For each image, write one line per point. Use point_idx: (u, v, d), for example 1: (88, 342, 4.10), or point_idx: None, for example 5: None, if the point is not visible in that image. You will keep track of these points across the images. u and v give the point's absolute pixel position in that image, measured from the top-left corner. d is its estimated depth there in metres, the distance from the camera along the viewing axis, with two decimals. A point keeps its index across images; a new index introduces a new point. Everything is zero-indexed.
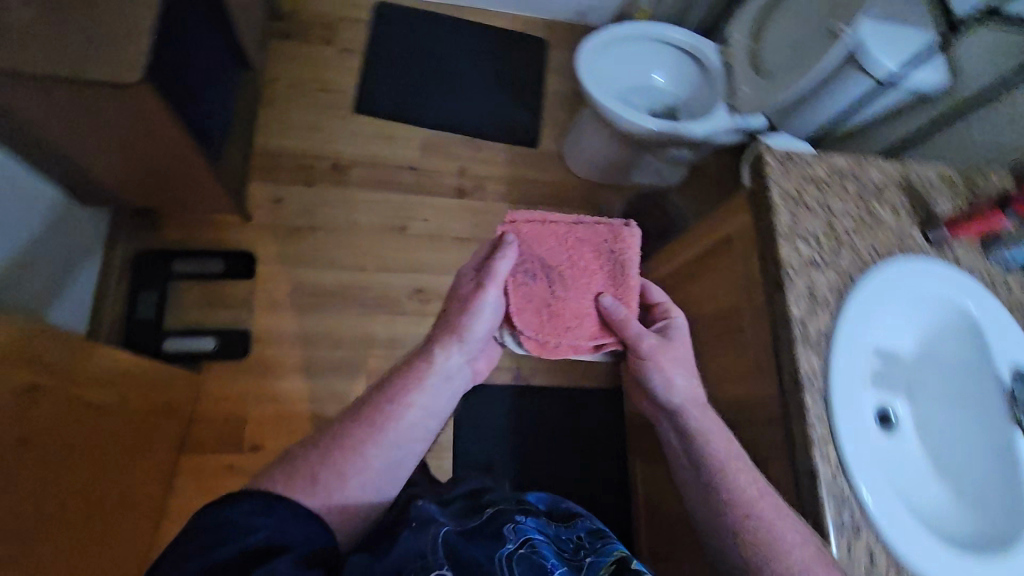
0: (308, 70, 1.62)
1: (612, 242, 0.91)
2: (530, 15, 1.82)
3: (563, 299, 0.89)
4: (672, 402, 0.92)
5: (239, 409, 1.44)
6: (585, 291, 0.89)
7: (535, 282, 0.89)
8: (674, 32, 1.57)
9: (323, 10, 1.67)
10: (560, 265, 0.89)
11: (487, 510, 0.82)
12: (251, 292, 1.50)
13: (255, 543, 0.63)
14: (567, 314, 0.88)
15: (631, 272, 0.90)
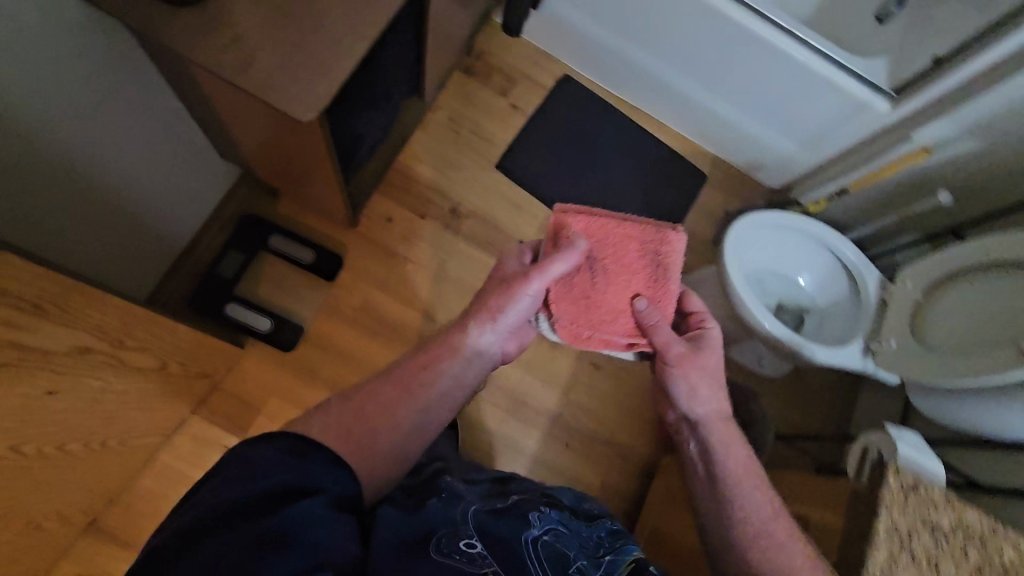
0: (473, 113, 1.64)
1: (657, 248, 0.91)
2: (700, 141, 1.77)
3: (601, 294, 0.89)
4: (694, 412, 0.91)
5: (261, 399, 1.39)
6: (625, 290, 0.90)
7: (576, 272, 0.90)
8: (844, 244, 1.36)
9: (513, 62, 1.69)
10: (605, 259, 0.90)
11: (513, 497, 0.98)
12: (325, 293, 1.46)
13: (280, 483, 0.68)
14: (605, 306, 0.89)
15: (674, 277, 0.91)
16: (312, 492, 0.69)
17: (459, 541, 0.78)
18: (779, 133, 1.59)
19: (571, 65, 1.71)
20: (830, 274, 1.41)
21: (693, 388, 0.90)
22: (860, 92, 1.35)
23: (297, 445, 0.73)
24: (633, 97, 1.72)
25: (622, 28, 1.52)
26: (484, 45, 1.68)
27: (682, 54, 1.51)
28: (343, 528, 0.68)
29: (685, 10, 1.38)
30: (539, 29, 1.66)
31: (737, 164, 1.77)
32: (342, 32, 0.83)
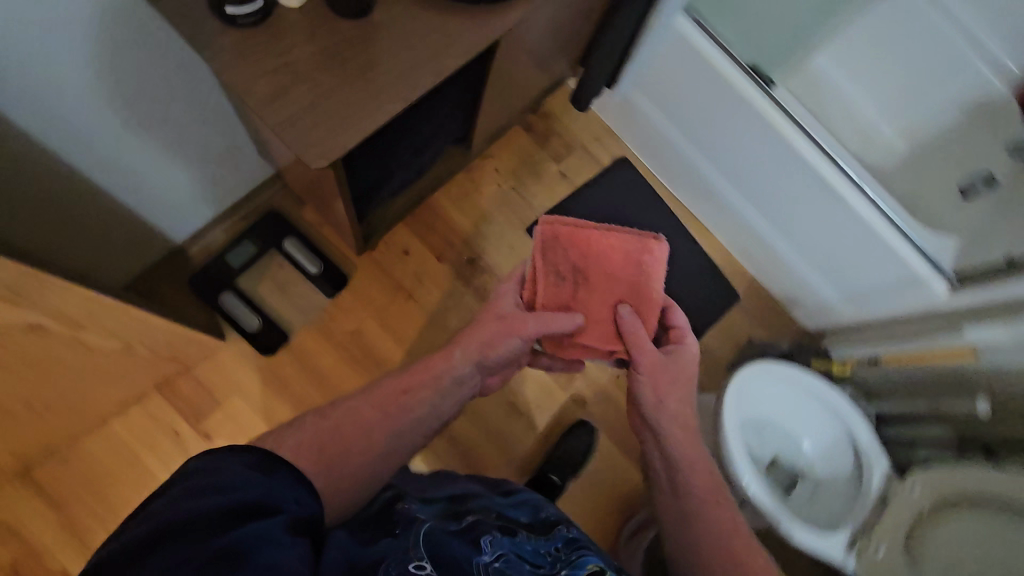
0: (521, 169, 1.61)
1: (637, 259, 0.95)
2: (742, 261, 1.68)
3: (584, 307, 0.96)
4: (657, 422, 0.95)
5: (224, 396, 1.36)
6: (606, 299, 0.95)
7: (561, 283, 0.96)
8: (861, 425, 1.25)
9: (576, 131, 1.66)
10: (590, 271, 0.95)
11: (466, 518, 0.80)
12: (320, 308, 1.44)
13: (244, 498, 0.58)
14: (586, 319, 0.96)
15: (652, 288, 0.95)
16: (271, 513, 0.59)
17: (406, 562, 0.63)
18: (823, 279, 1.50)
19: (633, 148, 1.67)
20: (833, 447, 1.31)
21: (660, 398, 0.95)
22: (918, 266, 1.25)
23: (263, 461, 0.65)
24: (685, 197, 1.66)
25: (688, 131, 1.47)
26: (553, 107, 1.66)
27: (742, 173, 1.45)
28: (302, 551, 0.57)
29: (755, 134, 1.33)
30: (609, 106, 1.62)
31: (774, 293, 1.68)
32: (383, 89, 0.81)
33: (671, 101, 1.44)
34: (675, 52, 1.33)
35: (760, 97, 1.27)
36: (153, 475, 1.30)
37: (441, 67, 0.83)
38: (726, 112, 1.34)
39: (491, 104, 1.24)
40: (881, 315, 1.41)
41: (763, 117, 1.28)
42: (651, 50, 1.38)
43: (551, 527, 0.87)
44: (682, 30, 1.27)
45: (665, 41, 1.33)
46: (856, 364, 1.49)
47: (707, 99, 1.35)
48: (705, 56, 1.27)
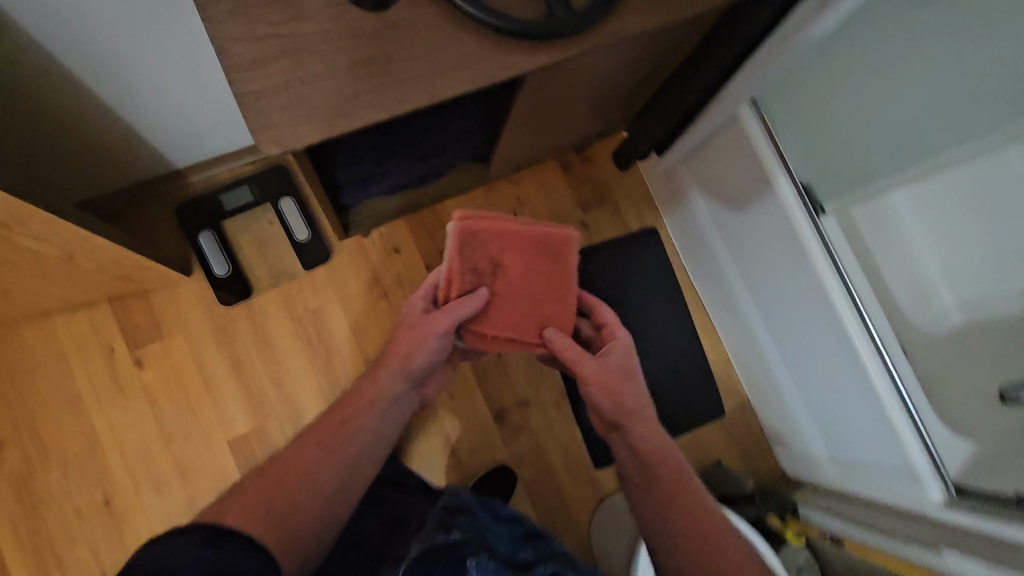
0: (544, 207, 1.54)
1: (546, 249, 1.04)
2: (743, 376, 1.57)
3: (501, 297, 1.04)
4: (620, 413, 1.07)
5: (169, 329, 1.33)
6: (521, 287, 1.04)
7: (481, 279, 1.03)
8: None
9: (613, 190, 1.59)
10: (507, 263, 1.03)
11: (454, 532, 0.82)
12: (291, 275, 1.39)
13: (212, 558, 0.74)
14: (506, 310, 1.05)
15: (561, 271, 1.06)
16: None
17: None
18: (817, 428, 1.37)
19: (671, 221, 1.58)
20: None
21: (615, 397, 1.07)
22: (920, 464, 1.10)
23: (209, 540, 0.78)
24: (707, 289, 1.56)
25: (728, 225, 1.36)
26: (598, 155, 1.59)
27: (769, 289, 1.33)
28: None
29: (793, 258, 1.20)
30: (658, 172, 1.53)
31: (764, 421, 1.55)
32: (370, 93, 0.73)
33: (720, 191, 1.33)
34: (734, 145, 1.21)
35: (809, 224, 1.14)
36: (72, 381, 1.28)
37: (442, 90, 0.75)
38: (770, 224, 1.22)
39: (517, 136, 1.17)
40: (864, 491, 1.27)
41: (804, 244, 1.15)
42: (710, 132, 1.27)
43: (528, 568, 0.84)
44: (746, 124, 1.15)
45: (726, 128, 1.21)
46: (818, 535, 1.32)
47: (754, 203, 1.23)
48: (762, 160, 1.15)
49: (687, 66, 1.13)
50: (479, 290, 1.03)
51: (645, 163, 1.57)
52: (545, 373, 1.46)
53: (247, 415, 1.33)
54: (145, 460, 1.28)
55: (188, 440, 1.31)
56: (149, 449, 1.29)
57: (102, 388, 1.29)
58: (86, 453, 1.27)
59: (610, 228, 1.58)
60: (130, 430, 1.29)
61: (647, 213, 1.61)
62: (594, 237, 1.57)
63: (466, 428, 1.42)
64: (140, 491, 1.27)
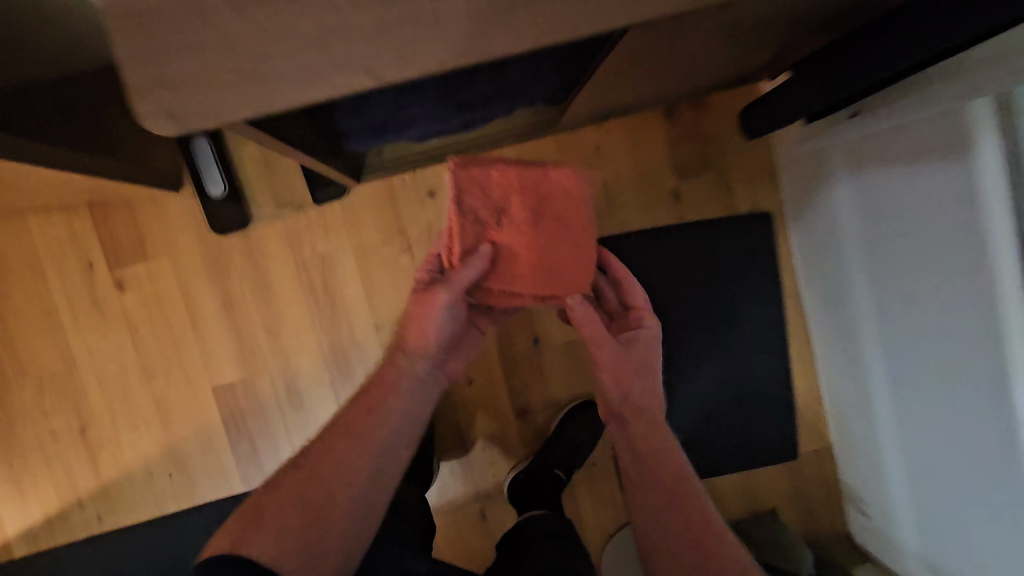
0: (627, 165, 1.20)
1: (559, 198, 0.74)
2: (833, 419, 1.26)
3: (507, 251, 0.74)
4: (622, 402, 0.84)
5: (154, 251, 1.12)
6: (534, 242, 0.74)
7: (481, 229, 0.72)
8: None
9: (722, 155, 1.21)
10: (514, 211, 0.72)
11: None
12: (300, 207, 1.14)
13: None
14: (509, 271, 0.75)
15: (580, 219, 0.76)
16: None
17: None
18: (917, 533, 1.05)
19: (803, 215, 1.18)
20: None
21: (625, 390, 0.83)
22: None
23: (243, 567, 0.61)
24: (823, 314, 1.20)
25: (883, 255, 0.95)
26: (712, 106, 1.20)
27: (914, 358, 0.94)
28: None
29: (969, 342, 0.80)
30: (808, 149, 1.10)
31: (846, 479, 1.26)
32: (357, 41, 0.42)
33: (889, 205, 0.91)
34: (945, 152, 0.77)
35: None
36: (48, 292, 1.12)
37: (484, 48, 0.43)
38: (953, 284, 0.81)
39: (607, 87, 0.82)
40: None
41: (998, 336, 0.74)
42: (914, 121, 0.83)
43: None
44: (976, 131, 0.71)
45: (940, 124, 0.77)
46: None
47: (940, 245, 0.81)
48: (982, 192, 0.72)
49: (915, 9, 0.69)
50: (479, 243, 0.73)
51: (791, 129, 1.15)
52: (586, 374, 1.22)
53: (235, 363, 1.16)
54: (123, 394, 1.15)
55: (170, 379, 1.15)
56: (128, 382, 1.15)
57: (78, 307, 1.13)
58: (61, 375, 1.14)
59: (707, 205, 1.22)
60: (108, 358, 1.14)
61: (760, 193, 1.22)
62: (684, 214, 1.21)
63: (481, 420, 1.22)
64: (118, 424, 1.15)
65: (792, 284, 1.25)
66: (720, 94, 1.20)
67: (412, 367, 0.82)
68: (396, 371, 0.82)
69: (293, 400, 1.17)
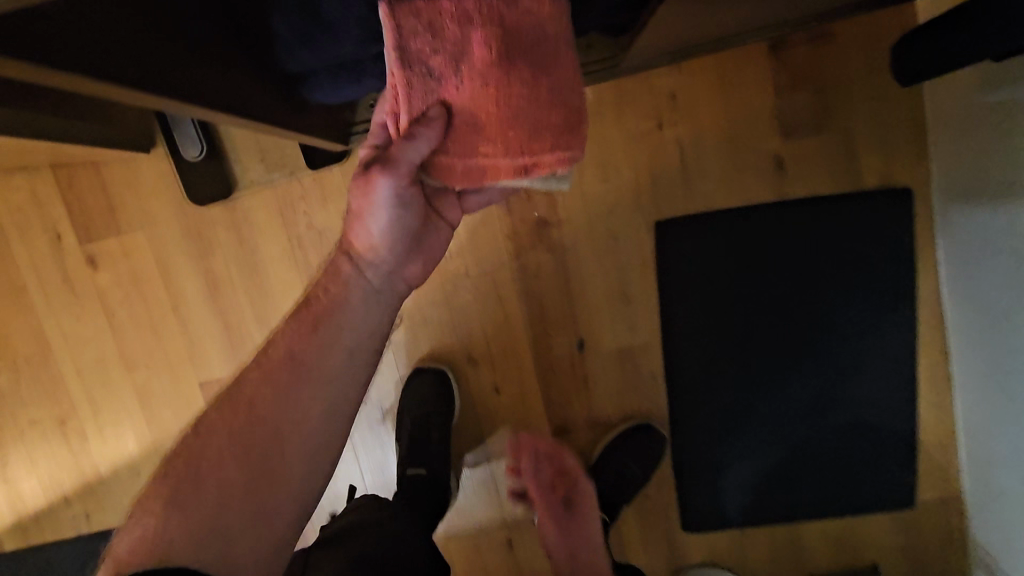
0: (712, 121, 0.90)
1: (535, 27, 0.44)
2: (967, 474, 0.97)
3: (464, 117, 0.46)
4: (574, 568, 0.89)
5: (128, 223, 0.95)
6: (505, 99, 0.44)
7: (426, 87, 0.45)
8: None
9: (844, 107, 0.89)
10: (473, 53, 0.43)
11: None
12: (292, 173, 0.93)
13: None
14: (469, 144, 0.48)
15: (564, 53, 0.46)
16: None
17: None
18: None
19: (967, 198, 0.84)
20: None
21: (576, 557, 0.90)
22: None
23: None
24: (976, 334, 0.87)
25: None
26: (837, 40, 0.87)
27: None
28: None
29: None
30: (989, 104, 0.76)
31: (980, 551, 0.96)
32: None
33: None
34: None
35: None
36: (16, 268, 0.97)
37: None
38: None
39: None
40: None
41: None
42: None
43: None
44: None
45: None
46: None
47: None
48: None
49: None
50: (426, 105, 0.46)
51: (965, 78, 0.81)
52: (642, 387, 0.97)
53: (224, 356, 0.99)
54: (104, 384, 1.01)
55: (153, 370, 1.00)
56: (108, 372, 1.00)
57: (48, 285, 0.97)
58: (37, 360, 1.00)
59: (818, 177, 0.91)
60: (85, 344, 0.99)
61: (894, 160, 0.90)
62: (785, 188, 0.91)
63: (509, 437, 1.00)
64: (100, 418, 1.02)
65: (926, 284, 0.94)
66: (850, 22, 0.87)
67: (363, 276, 0.63)
68: (340, 280, 0.63)
69: None
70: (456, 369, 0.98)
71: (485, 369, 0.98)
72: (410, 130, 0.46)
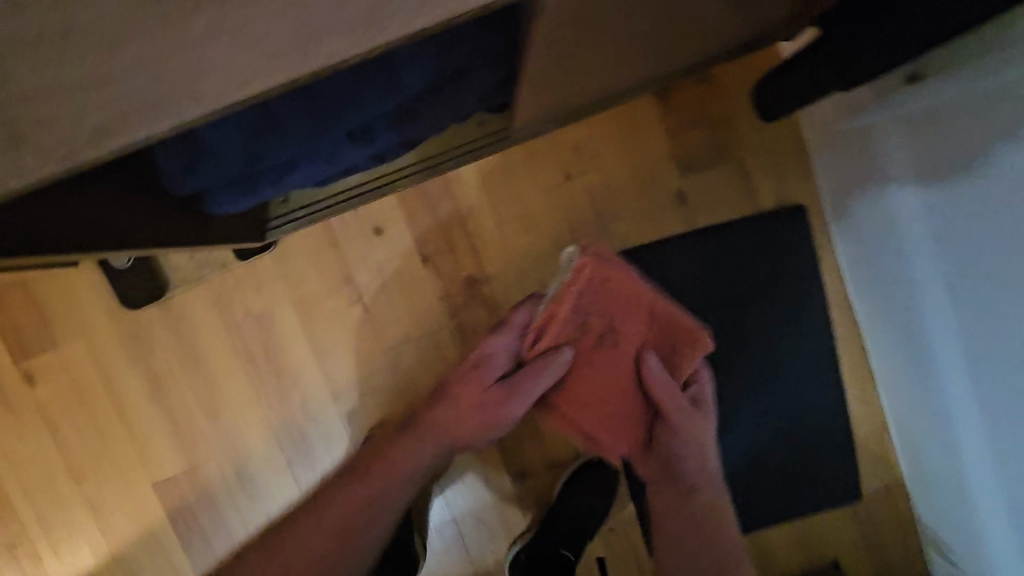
0: (618, 166, 0.97)
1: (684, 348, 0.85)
2: (903, 460, 1.02)
3: (603, 375, 0.85)
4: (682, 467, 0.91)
5: (63, 335, 0.96)
6: (655, 373, 0.84)
7: (582, 337, 0.83)
8: None
9: (734, 140, 0.97)
10: (623, 336, 0.84)
11: None
12: (223, 265, 0.95)
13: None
14: (618, 421, 0.87)
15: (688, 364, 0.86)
16: None
17: None
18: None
19: (849, 208, 0.93)
20: None
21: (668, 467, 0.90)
22: None
23: None
24: (881, 329, 0.95)
25: (961, 266, 0.72)
26: (716, 82, 0.95)
27: (1009, 406, 0.71)
28: None
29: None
30: (848, 127, 0.86)
31: (925, 525, 1.02)
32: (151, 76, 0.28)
33: (975, 212, 0.67)
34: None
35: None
36: None
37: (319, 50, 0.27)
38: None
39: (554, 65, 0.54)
40: None
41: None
42: (1016, 85, 0.58)
43: None
44: None
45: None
46: None
47: None
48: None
49: None
50: (557, 346, 0.84)
51: (823, 107, 0.90)
52: None
53: (175, 453, 0.99)
54: (54, 499, 0.99)
55: (102, 478, 0.99)
56: (56, 486, 0.99)
57: None
58: None
59: (721, 206, 0.98)
60: (30, 463, 0.98)
61: (787, 183, 0.98)
62: (692, 219, 0.98)
63: (470, 491, 1.01)
64: (53, 536, 1.00)
65: (836, 289, 1.01)
66: (726, 67, 0.95)
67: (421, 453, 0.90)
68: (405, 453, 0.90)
69: (246, 487, 1.00)
70: None
71: None
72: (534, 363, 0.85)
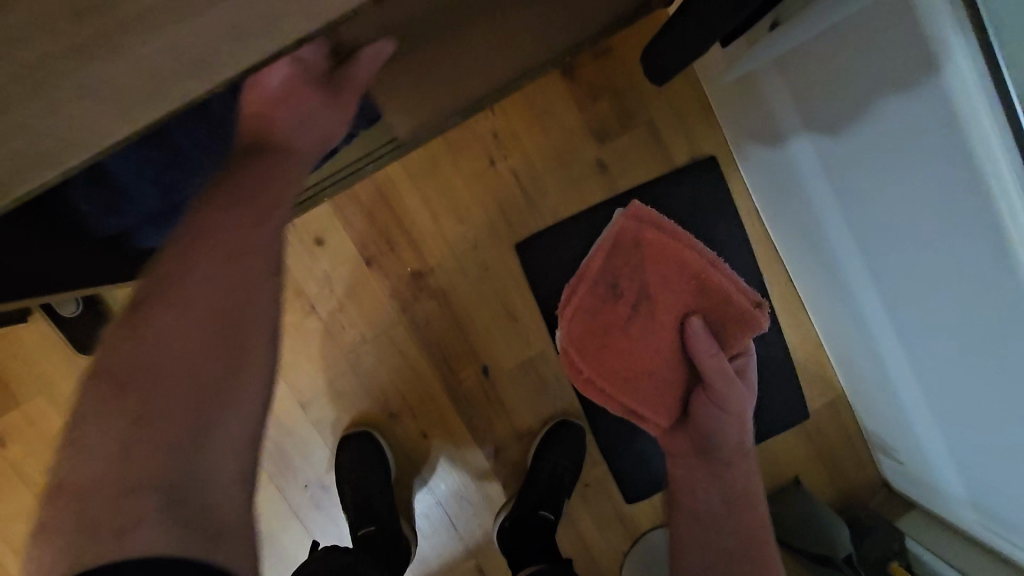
0: (536, 146, 1.02)
1: (732, 316, 0.80)
2: (838, 374, 1.11)
3: (647, 348, 0.83)
4: (712, 447, 0.87)
5: (24, 394, 0.97)
6: (700, 339, 0.79)
7: (615, 303, 0.84)
8: None
9: (640, 103, 1.03)
10: (661, 304, 0.82)
11: None
12: None
13: None
14: (663, 394, 0.85)
15: (736, 344, 0.82)
16: None
17: None
18: (963, 487, 0.88)
19: (750, 149, 1.00)
20: None
21: (707, 446, 0.86)
22: None
23: None
24: (795, 254, 1.04)
25: (846, 186, 0.80)
26: (615, 52, 1.01)
27: (907, 299, 0.79)
28: None
29: (973, 278, 0.65)
30: (735, 76, 0.93)
31: (868, 428, 1.11)
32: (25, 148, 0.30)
33: (848, 144, 0.75)
34: (897, 69, 0.62)
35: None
36: None
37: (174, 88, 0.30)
38: (949, 226, 0.65)
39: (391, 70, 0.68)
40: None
41: (1010, 264, 0.59)
42: (851, 19, 0.66)
43: None
44: (935, 50, 0.56)
45: (886, 30, 0.61)
46: None
47: (922, 154, 0.63)
48: (969, 122, 0.56)
49: None
50: (611, 307, 0.84)
51: (713, 55, 0.97)
52: (550, 390, 1.06)
53: None
54: None
55: None
56: None
57: None
58: None
59: (639, 167, 1.04)
60: (13, 524, 0.99)
61: (695, 137, 1.05)
62: (615, 183, 1.04)
63: (448, 473, 1.06)
64: None
65: (756, 228, 1.08)
66: (621, 36, 1.01)
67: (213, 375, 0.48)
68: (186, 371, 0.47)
69: None
70: (381, 427, 1.05)
71: (409, 419, 1.05)
72: (576, 320, 0.85)
